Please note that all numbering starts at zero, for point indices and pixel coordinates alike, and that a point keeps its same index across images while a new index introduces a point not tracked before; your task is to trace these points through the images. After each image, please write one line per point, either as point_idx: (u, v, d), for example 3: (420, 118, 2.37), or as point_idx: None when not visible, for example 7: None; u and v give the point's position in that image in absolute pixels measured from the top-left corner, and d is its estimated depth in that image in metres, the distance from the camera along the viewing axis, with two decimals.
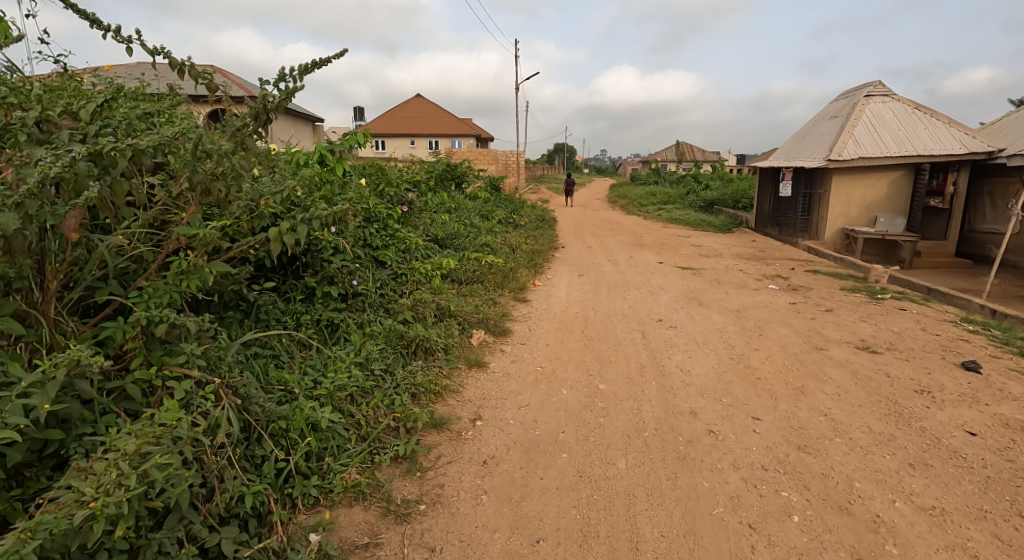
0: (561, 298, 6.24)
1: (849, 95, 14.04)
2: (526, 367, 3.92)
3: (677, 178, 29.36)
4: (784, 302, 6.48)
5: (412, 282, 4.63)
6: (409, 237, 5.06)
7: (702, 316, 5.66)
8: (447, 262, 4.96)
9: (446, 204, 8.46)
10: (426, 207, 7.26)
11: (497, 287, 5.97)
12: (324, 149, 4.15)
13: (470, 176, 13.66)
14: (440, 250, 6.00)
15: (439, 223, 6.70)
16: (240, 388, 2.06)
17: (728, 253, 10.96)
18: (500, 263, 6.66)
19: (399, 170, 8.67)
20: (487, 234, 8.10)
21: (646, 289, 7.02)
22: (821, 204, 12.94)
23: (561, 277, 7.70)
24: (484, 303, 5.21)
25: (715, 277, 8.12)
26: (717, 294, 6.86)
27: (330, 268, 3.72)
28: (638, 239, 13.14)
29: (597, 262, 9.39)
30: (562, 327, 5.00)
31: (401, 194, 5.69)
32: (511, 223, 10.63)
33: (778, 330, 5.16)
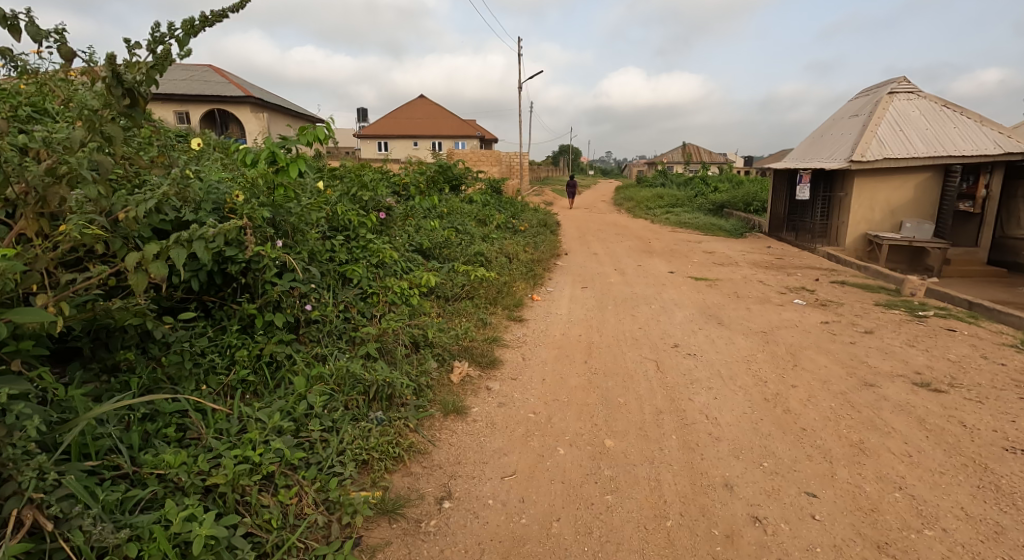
0: (561, 317, 5.52)
1: (871, 92, 13.28)
2: (515, 413, 3.20)
3: (685, 180, 28.57)
4: (814, 321, 5.73)
5: (383, 304, 3.92)
6: (384, 250, 4.35)
7: (723, 339, 4.94)
8: (426, 278, 4.26)
9: (437, 209, 7.75)
10: (411, 214, 6.56)
11: (488, 305, 5.27)
12: (276, 145, 3.44)
13: (468, 177, 12.98)
14: (424, 263, 5.31)
15: (425, 232, 6.00)
16: (55, 504, 1.35)
17: (744, 261, 10.22)
18: (493, 276, 5.94)
19: (386, 173, 7.98)
20: (481, 242, 7.41)
21: (657, 304, 6.30)
22: (841, 208, 12.16)
23: (562, 290, 6.98)
24: (470, 327, 4.50)
25: (733, 289, 7.38)
26: (737, 310, 6.13)
27: (273, 291, 3.01)
28: (646, 244, 12.41)
29: (603, 271, 8.68)
30: (561, 355, 4.28)
31: (380, 199, 4.99)
32: (510, 228, 9.94)
33: (814, 359, 4.43)
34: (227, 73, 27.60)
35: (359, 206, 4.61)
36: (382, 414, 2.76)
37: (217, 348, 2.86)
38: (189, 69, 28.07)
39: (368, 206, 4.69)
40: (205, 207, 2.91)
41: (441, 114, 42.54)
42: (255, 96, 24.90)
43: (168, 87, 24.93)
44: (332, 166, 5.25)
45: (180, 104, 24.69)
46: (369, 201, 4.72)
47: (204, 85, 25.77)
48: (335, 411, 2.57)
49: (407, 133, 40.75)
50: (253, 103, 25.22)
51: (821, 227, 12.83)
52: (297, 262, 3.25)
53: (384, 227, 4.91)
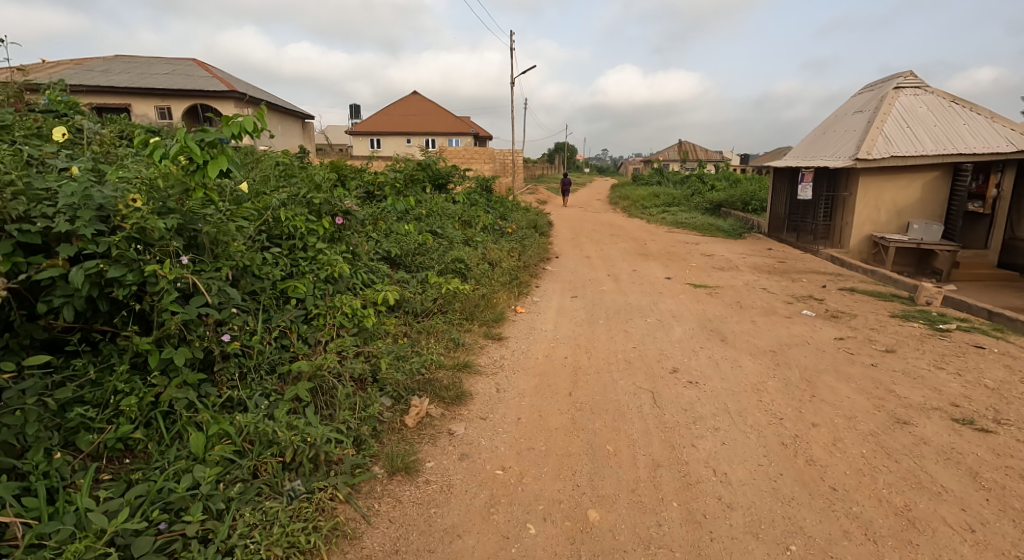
0: (545, 334, 4.93)
1: (875, 87, 12.73)
2: (478, 471, 2.60)
3: (682, 178, 28.01)
4: (827, 338, 5.15)
5: (330, 329, 3.32)
6: (337, 260, 3.73)
7: (728, 362, 4.35)
8: (383, 295, 3.67)
9: (413, 211, 7.14)
10: (381, 218, 5.94)
11: (460, 323, 4.66)
12: (192, 138, 2.82)
13: (456, 176, 12.37)
14: (391, 274, 4.70)
15: (394, 239, 5.39)
16: None
17: (744, 265, 9.66)
18: (469, 288, 5.34)
19: (359, 173, 7.37)
20: (462, 247, 6.83)
21: (654, 317, 5.71)
22: (845, 209, 11.61)
23: (550, 301, 6.38)
24: (437, 352, 3.90)
25: (736, 298, 6.81)
26: (741, 324, 5.56)
27: (173, 321, 2.40)
28: (642, 246, 11.84)
29: (595, 278, 8.09)
30: (541, 385, 3.69)
31: (340, 201, 4.37)
32: (497, 230, 9.33)
33: (834, 387, 3.83)
34: (211, 67, 26.89)
35: (309, 209, 3.99)
36: (303, 482, 2.19)
37: (99, 395, 2.28)
38: (172, 63, 27.34)
39: (323, 210, 4.08)
40: (85, 216, 2.33)
41: (434, 110, 41.85)
42: (240, 92, 24.25)
43: (150, 81, 24.27)
44: (284, 164, 4.63)
45: (163, 99, 24.04)
46: (325, 204, 4.12)
47: (187, 79, 25.09)
48: (232, 487, 2.01)
49: (399, 130, 40.07)
50: (238, 98, 24.56)
51: (824, 228, 12.28)
52: (211, 282, 2.64)
53: (344, 233, 4.30)
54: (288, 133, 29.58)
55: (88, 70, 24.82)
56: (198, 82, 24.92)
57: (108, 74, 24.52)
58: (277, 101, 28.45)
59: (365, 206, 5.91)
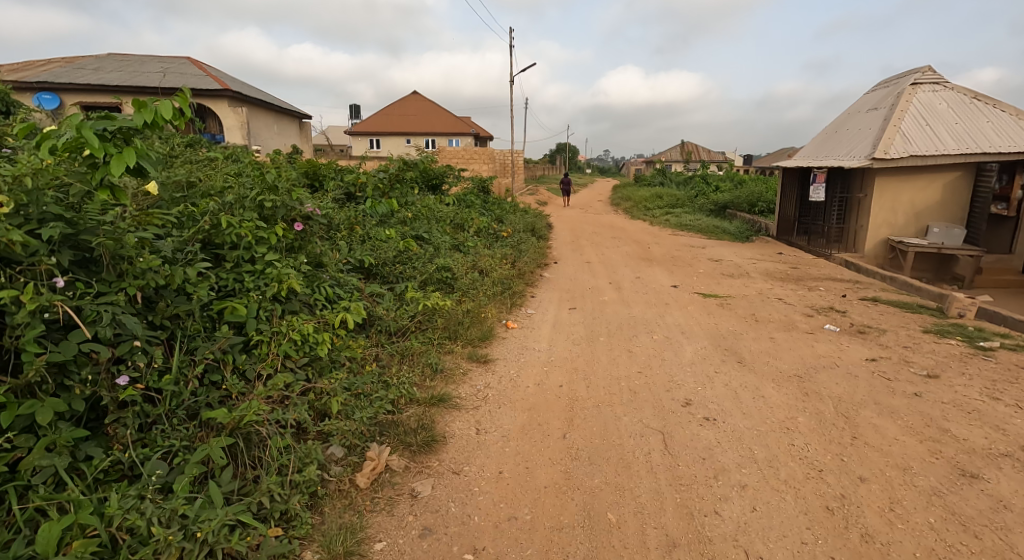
0: (538, 355, 4.35)
1: (890, 84, 12.13)
2: (442, 557, 2.02)
3: (684, 179, 27.44)
4: (857, 359, 4.56)
5: (272, 359, 2.75)
6: (289, 275, 3.14)
7: (748, 391, 3.77)
8: (340, 316, 3.12)
9: (397, 214, 6.58)
10: (357, 224, 5.38)
11: (436, 344, 4.11)
12: (89, 125, 2.23)
13: (450, 176, 11.82)
14: (359, 287, 4.15)
15: (366, 248, 4.83)
16: None
17: (754, 271, 9.07)
18: (453, 303, 4.78)
19: (338, 173, 6.81)
20: (449, 254, 6.26)
21: (660, 333, 5.13)
22: (860, 211, 11.01)
23: (545, 314, 5.81)
24: (406, 382, 3.35)
25: (749, 310, 6.23)
26: (759, 343, 4.97)
27: (36, 364, 1.80)
28: (645, 250, 11.27)
29: (595, 286, 7.53)
30: (527, 426, 3.11)
31: (300, 204, 3.81)
32: (491, 233, 8.78)
33: (877, 425, 3.24)
34: (205, 65, 26.45)
35: (259, 214, 3.42)
36: None
37: None
38: (165, 61, 26.93)
39: (278, 215, 3.51)
40: None
41: (433, 110, 41.36)
42: (233, 90, 23.98)
43: (142, 80, 23.89)
44: (237, 163, 4.07)
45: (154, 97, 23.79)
46: (282, 207, 3.55)
47: (180, 78, 24.68)
48: None
49: (398, 130, 39.65)
50: (231, 97, 24.15)
51: (837, 232, 11.67)
52: (100, 310, 2.04)
53: (303, 241, 3.74)
54: (284, 133, 29.13)
55: (79, 68, 24.44)
56: (191, 80, 24.50)
57: (99, 72, 24.15)
58: (272, 100, 28.00)
59: (337, 210, 5.35)
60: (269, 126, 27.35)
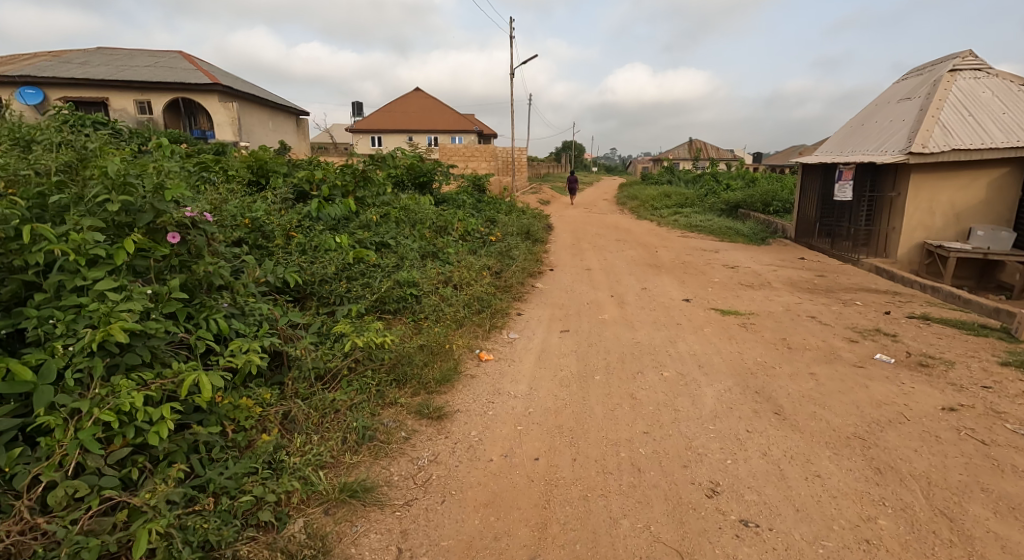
0: (512, 405, 3.34)
1: (925, 72, 10.94)
2: None
3: (693, 177, 26.25)
4: (931, 408, 3.49)
5: (63, 458, 1.74)
6: (128, 312, 2.14)
7: (798, 466, 2.72)
8: (198, 376, 2.14)
9: (356, 219, 5.58)
10: (297, 233, 4.41)
11: (376, 390, 3.15)
12: None
13: (438, 174, 10.85)
14: (274, 316, 3.18)
15: (294, 264, 3.86)
16: None
17: (776, 280, 8.00)
18: (405, 334, 3.80)
19: (290, 169, 5.81)
20: (416, 266, 5.28)
21: (672, 369, 4.10)
22: (892, 211, 9.89)
23: (531, 339, 4.78)
24: (309, 466, 2.39)
25: (778, 333, 5.16)
26: (797, 383, 3.91)
27: None
28: (653, 255, 10.22)
29: (594, 299, 6.50)
30: (477, 539, 2.12)
31: (181, 206, 2.81)
32: (477, 238, 7.78)
33: (1001, 535, 2.19)
34: (197, 60, 25.74)
35: (107, 222, 2.43)
36: None
37: None
38: (155, 56, 26.19)
39: (139, 223, 2.51)
40: None
41: (434, 106, 40.36)
42: (223, 85, 23.21)
43: (130, 74, 23.25)
44: (110, 151, 3.08)
45: (142, 93, 23.11)
46: (147, 210, 2.55)
47: (170, 72, 23.93)
48: None
49: (398, 127, 38.71)
50: (222, 91, 23.35)
51: (865, 234, 10.56)
52: None
53: (185, 258, 2.75)
54: (278, 130, 28.30)
55: (67, 62, 23.82)
56: (180, 74, 23.76)
57: (87, 68, 23.60)
58: (266, 96, 27.15)
59: (268, 217, 4.39)
60: (263, 122, 26.54)
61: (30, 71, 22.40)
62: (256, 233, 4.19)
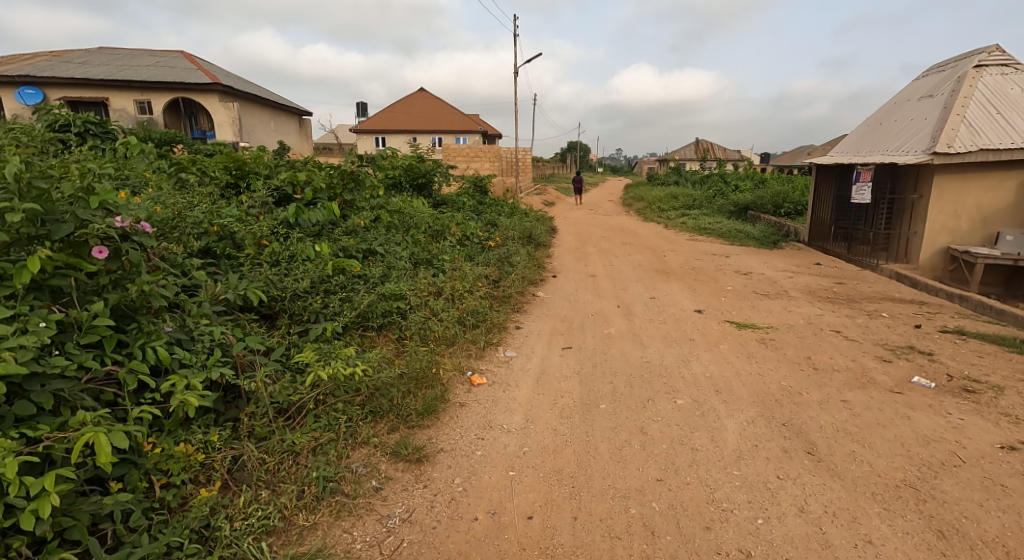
0: (505, 443, 2.93)
1: (949, 68, 10.41)
2: None
3: (700, 178, 25.71)
4: (988, 448, 3.03)
5: None
6: (17, 351, 1.73)
7: (843, 528, 2.28)
8: (97, 433, 1.71)
9: (341, 225, 5.17)
10: (271, 242, 4.00)
11: (346, 427, 2.73)
12: None
13: (438, 175, 10.44)
14: (232, 339, 2.76)
15: (263, 277, 3.46)
16: None
17: (793, 289, 7.52)
18: (384, 358, 3.38)
19: (272, 169, 5.38)
20: (405, 276, 4.86)
21: (686, 395, 3.66)
22: (913, 215, 9.39)
23: (529, 358, 4.35)
24: (246, 539, 1.97)
25: (801, 352, 4.69)
26: (830, 414, 3.45)
27: None
28: (661, 260, 9.76)
29: (599, 310, 6.06)
30: None
31: (115, 214, 2.40)
32: (475, 243, 7.34)
33: None
34: (199, 60, 25.50)
35: (14, 235, 2.02)
36: None
37: None
38: (156, 55, 25.94)
39: (55, 235, 2.11)
40: None
41: (438, 107, 40.01)
42: (224, 85, 22.93)
43: (130, 74, 22.98)
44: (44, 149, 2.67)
45: (142, 93, 22.86)
46: (67, 221, 2.14)
47: (170, 72, 23.65)
48: None
49: (402, 127, 38.37)
50: (222, 91, 23.03)
51: (884, 238, 10.06)
52: None
53: (118, 275, 2.34)
54: (280, 130, 28.02)
55: (68, 62, 23.62)
56: (181, 73, 23.46)
57: (88, 68, 23.38)
58: (267, 96, 26.82)
59: (239, 224, 3.99)
60: (264, 122, 26.26)
61: (30, 71, 22.19)
62: (225, 242, 3.78)
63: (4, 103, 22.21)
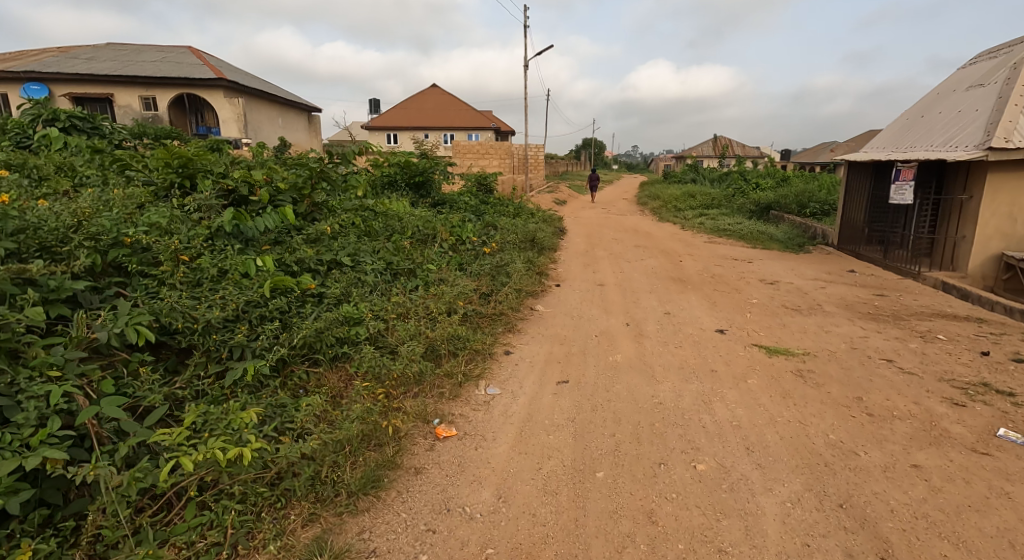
0: (462, 540, 2.17)
1: (1004, 54, 9.31)
2: None
3: (719, 175, 24.61)
4: None
5: None
6: None
7: None
8: None
9: (301, 231, 4.41)
10: (195, 257, 3.26)
11: (239, 524, 1.99)
12: None
13: (437, 175, 9.47)
14: (90, 399, 2.04)
15: (165, 305, 2.70)
16: None
17: (828, 303, 6.61)
18: (314, 415, 2.63)
19: (225, 166, 4.57)
20: (370, 295, 4.09)
21: (709, 458, 2.85)
22: (962, 217, 8.40)
23: (514, 397, 3.56)
24: None
25: (849, 389, 3.84)
26: (901, 489, 2.62)
27: None
28: (677, 266, 8.88)
29: (606, 328, 5.25)
30: None
31: None
32: (468, 249, 6.54)
33: None
34: (206, 56, 25.08)
35: None
36: None
37: None
38: (163, 51, 25.57)
39: None
40: None
41: (450, 103, 39.32)
42: (229, 80, 22.42)
43: (135, 69, 22.58)
44: None
45: (147, 89, 22.47)
46: None
47: (176, 67, 23.21)
48: None
49: (413, 124, 37.73)
50: (226, 86, 22.47)
51: (926, 243, 9.07)
52: None
53: None
54: (288, 127, 27.51)
55: (74, 58, 23.32)
56: (185, 68, 22.99)
57: (94, 63, 23.06)
58: (275, 92, 26.31)
59: (157, 235, 3.26)
60: (271, 119, 25.78)
61: (35, 66, 21.88)
62: (134, 258, 3.06)
63: (10, 99, 21.94)
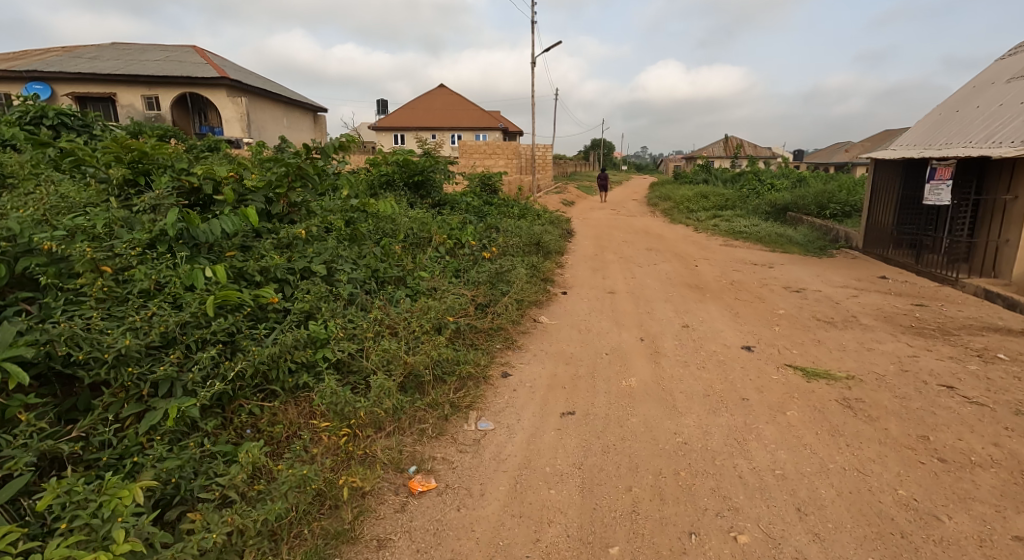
0: None
1: None
2: None
3: (732, 176, 23.90)
4: None
5: None
6: None
7: None
8: None
9: (267, 236, 3.84)
10: (123, 267, 2.69)
11: None
12: None
13: (438, 174, 8.90)
14: None
15: (66, 329, 2.13)
16: None
17: (864, 314, 5.97)
18: (247, 475, 2.07)
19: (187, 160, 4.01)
20: (345, 309, 3.51)
21: (751, 525, 2.26)
22: (1006, 219, 7.70)
23: (510, 434, 2.98)
24: None
25: (909, 425, 3.22)
26: None
27: None
28: (692, 271, 8.26)
29: (617, 344, 4.65)
30: None
31: None
32: (466, 254, 5.96)
33: None
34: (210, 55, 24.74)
35: None
36: None
37: None
38: (167, 50, 25.28)
39: None
40: None
41: (458, 103, 38.83)
42: (233, 79, 22.04)
43: (137, 69, 22.27)
44: None
45: (150, 88, 22.15)
46: None
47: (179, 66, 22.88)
48: None
49: (419, 124, 37.30)
50: (230, 85, 22.10)
51: (964, 247, 8.38)
52: None
53: None
54: (292, 127, 27.11)
55: (78, 57, 23.07)
56: (188, 67, 22.64)
57: (97, 62, 22.77)
58: (279, 91, 25.94)
59: (79, 240, 2.70)
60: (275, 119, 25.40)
61: (38, 66, 21.63)
62: (48, 267, 2.49)
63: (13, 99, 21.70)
